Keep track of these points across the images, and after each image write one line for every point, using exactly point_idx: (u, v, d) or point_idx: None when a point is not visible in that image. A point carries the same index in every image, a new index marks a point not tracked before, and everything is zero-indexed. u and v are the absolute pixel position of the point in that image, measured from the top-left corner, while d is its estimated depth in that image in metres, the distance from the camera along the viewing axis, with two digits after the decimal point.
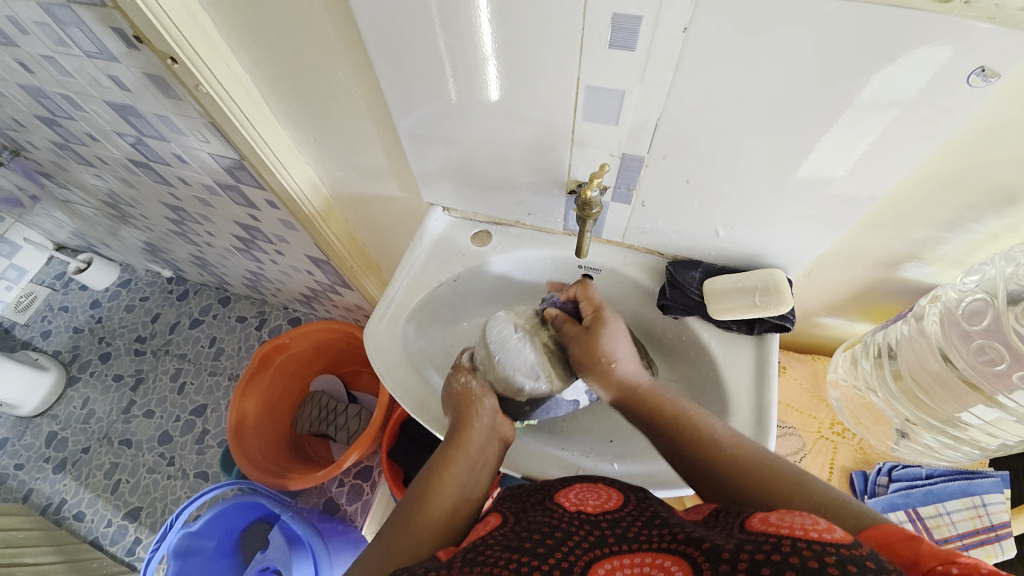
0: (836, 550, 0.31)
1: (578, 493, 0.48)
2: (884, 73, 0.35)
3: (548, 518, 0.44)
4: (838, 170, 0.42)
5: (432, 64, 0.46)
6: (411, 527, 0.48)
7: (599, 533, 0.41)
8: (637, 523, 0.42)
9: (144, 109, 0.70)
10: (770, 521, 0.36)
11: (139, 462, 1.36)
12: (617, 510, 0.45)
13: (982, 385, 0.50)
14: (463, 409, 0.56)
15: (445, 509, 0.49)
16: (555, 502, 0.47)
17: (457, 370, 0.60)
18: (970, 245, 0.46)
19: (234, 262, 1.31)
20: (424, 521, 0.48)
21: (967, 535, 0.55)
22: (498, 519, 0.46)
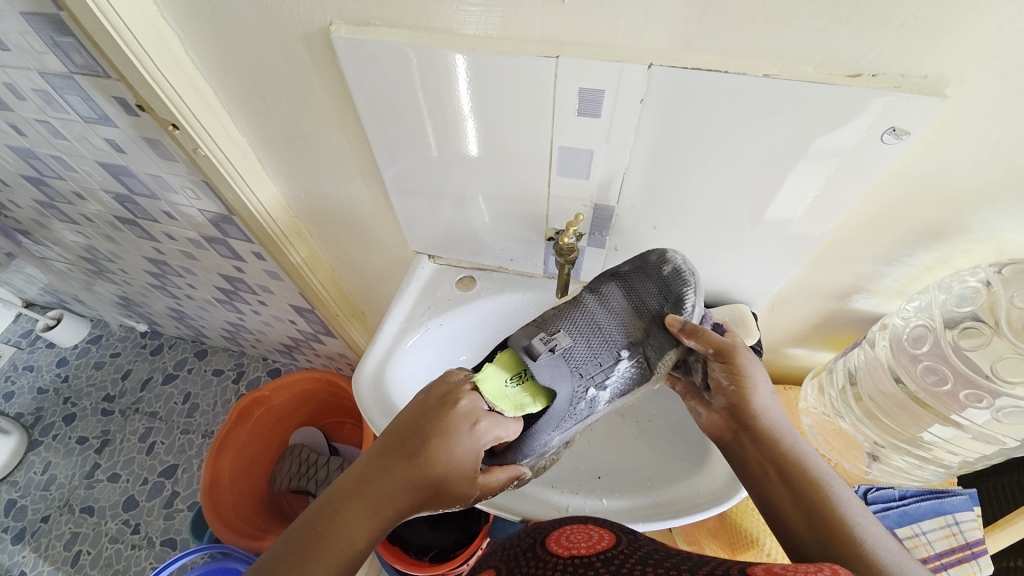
0: None
1: (571, 535, 0.48)
2: (822, 133, 0.41)
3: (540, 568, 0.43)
4: (796, 213, 0.48)
5: (420, 126, 0.51)
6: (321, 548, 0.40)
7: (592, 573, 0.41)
8: (629, 561, 0.42)
9: (136, 169, 0.73)
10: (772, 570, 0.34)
11: (101, 532, 1.27)
12: (609, 549, 0.44)
13: (937, 405, 0.54)
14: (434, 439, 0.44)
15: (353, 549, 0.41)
16: (547, 548, 0.46)
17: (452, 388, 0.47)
18: (908, 277, 0.52)
19: (214, 313, 1.30)
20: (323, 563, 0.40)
21: (945, 555, 0.56)
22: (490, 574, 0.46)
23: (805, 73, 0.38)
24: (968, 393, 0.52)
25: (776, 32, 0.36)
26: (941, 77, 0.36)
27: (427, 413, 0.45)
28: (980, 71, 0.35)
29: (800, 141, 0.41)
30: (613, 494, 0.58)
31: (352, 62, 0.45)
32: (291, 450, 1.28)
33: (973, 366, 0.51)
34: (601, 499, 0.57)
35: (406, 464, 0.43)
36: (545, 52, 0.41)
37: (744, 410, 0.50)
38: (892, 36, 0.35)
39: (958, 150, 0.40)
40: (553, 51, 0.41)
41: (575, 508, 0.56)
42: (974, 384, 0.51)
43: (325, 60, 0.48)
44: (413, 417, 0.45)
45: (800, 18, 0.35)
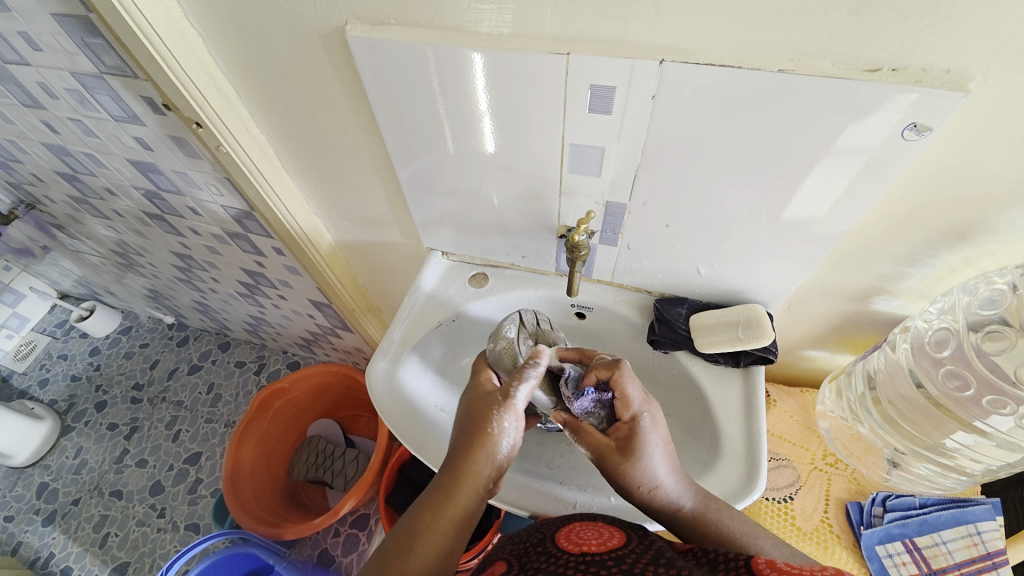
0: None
1: (580, 532, 0.48)
2: (847, 125, 0.39)
3: (552, 563, 0.43)
4: (819, 211, 0.46)
5: (435, 124, 0.51)
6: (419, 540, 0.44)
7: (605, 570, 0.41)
8: (642, 559, 0.42)
9: (163, 166, 0.76)
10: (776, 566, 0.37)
11: (129, 515, 1.33)
12: (620, 547, 0.44)
13: (960, 412, 0.51)
14: (480, 411, 0.51)
15: (444, 541, 0.45)
16: (557, 543, 0.46)
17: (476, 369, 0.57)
18: (931, 278, 0.50)
19: (237, 306, 1.34)
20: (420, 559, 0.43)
21: (965, 564, 0.54)
22: (503, 567, 0.46)
23: (822, 68, 0.37)
24: (992, 399, 0.49)
25: (791, 24, 0.35)
26: (964, 72, 0.35)
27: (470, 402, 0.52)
28: (1009, 64, 0.34)
29: (823, 136, 0.40)
30: None
31: (366, 60, 0.46)
32: (309, 441, 1.32)
33: (999, 373, 0.48)
34: (609, 497, 0.57)
35: (466, 437, 0.49)
36: (555, 49, 0.41)
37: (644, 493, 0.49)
38: (913, 29, 0.34)
39: (984, 147, 0.39)
40: (564, 49, 0.41)
41: (582, 504, 0.56)
42: (998, 391, 0.49)
43: (340, 58, 0.48)
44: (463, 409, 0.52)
45: (811, 13, 0.34)
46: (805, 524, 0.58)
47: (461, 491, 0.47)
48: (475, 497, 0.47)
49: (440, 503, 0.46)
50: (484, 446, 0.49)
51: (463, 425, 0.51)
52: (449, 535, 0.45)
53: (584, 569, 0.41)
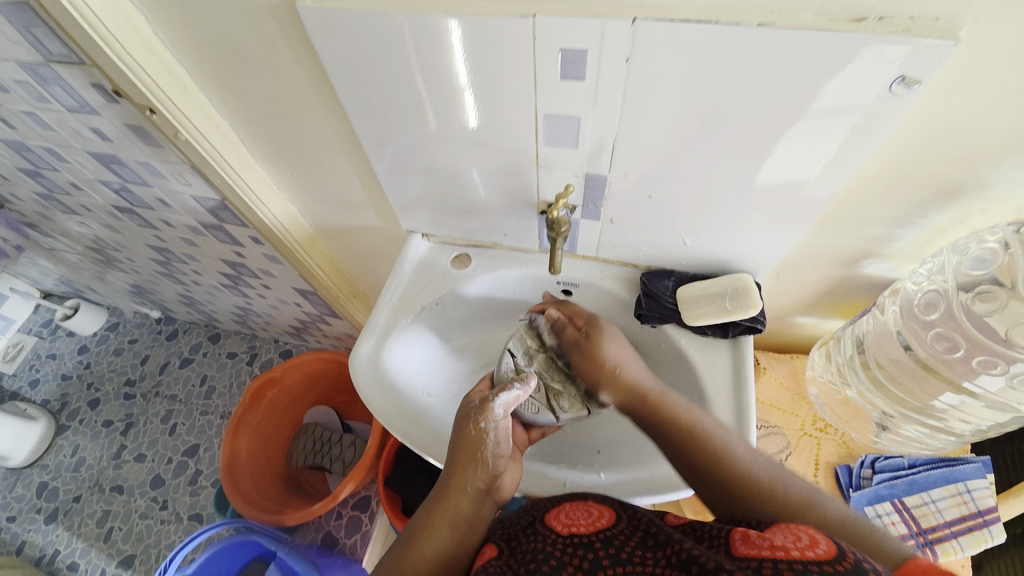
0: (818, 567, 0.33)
1: (570, 512, 0.48)
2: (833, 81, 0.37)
3: (539, 546, 0.43)
4: (809, 174, 0.44)
5: (403, 101, 0.48)
6: (417, 551, 0.46)
7: (594, 556, 0.41)
8: (631, 542, 0.42)
9: (125, 157, 0.72)
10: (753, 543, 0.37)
11: (132, 508, 1.34)
12: (610, 528, 0.44)
13: (945, 371, 0.52)
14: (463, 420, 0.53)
15: (444, 541, 0.46)
16: (547, 524, 0.46)
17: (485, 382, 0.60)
18: (922, 239, 0.48)
19: (222, 298, 1.32)
20: (419, 557, 0.45)
21: (955, 523, 0.55)
22: (493, 550, 0.45)
23: (804, 20, 0.35)
24: (981, 360, 0.49)
25: None
26: (954, 19, 0.33)
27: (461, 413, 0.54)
28: (1002, 9, 0.31)
29: (809, 95, 0.38)
30: (611, 469, 0.57)
31: (321, 32, 0.43)
32: (305, 429, 1.32)
33: (988, 332, 0.48)
34: (598, 473, 0.56)
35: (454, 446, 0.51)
36: (521, 12, 0.38)
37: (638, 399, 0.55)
38: None
39: (975, 100, 0.37)
40: (530, 10, 0.38)
41: (572, 483, 0.56)
42: (988, 351, 0.49)
43: (294, 31, 0.45)
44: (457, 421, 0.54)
45: None
46: None
47: (453, 493, 0.48)
48: (469, 496, 0.48)
49: (435, 505, 0.48)
50: (466, 447, 0.50)
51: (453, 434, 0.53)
52: (446, 542, 0.46)
53: (572, 553, 0.42)
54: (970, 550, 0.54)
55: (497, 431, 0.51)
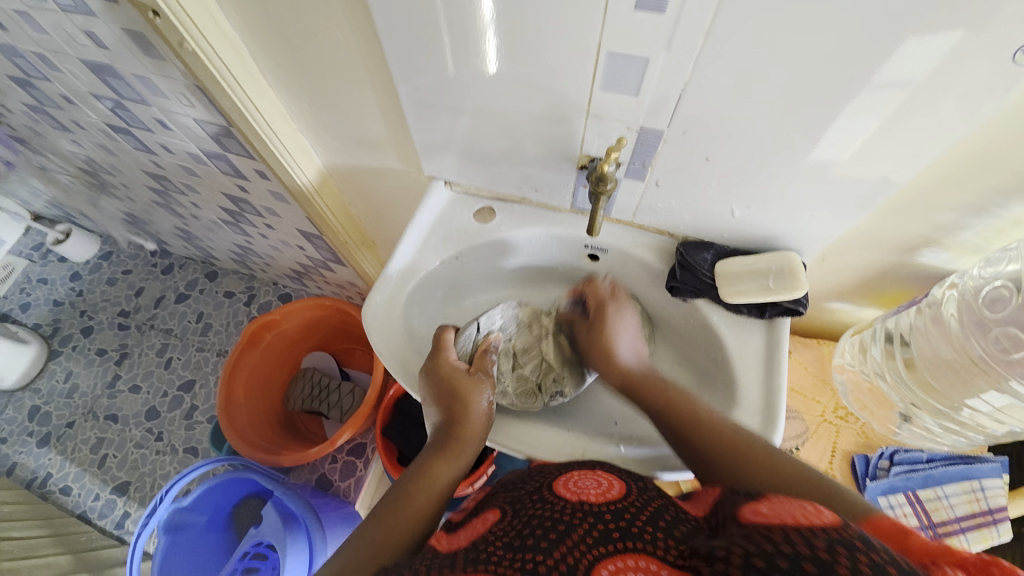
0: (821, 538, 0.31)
1: (578, 480, 0.47)
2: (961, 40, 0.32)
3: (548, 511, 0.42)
4: (840, 155, 0.42)
5: (446, 25, 0.42)
6: (404, 512, 0.47)
7: (604, 525, 0.40)
8: (640, 516, 0.41)
9: (122, 70, 0.65)
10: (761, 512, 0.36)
11: (126, 438, 1.34)
12: (619, 499, 0.43)
13: (992, 368, 0.49)
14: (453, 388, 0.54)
15: (431, 502, 0.48)
16: (554, 490, 0.45)
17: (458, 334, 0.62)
18: (993, 231, 0.45)
19: (222, 234, 1.27)
20: (410, 513, 0.47)
21: (964, 519, 0.54)
22: (496, 515, 0.45)
23: None
24: None
25: None
26: None
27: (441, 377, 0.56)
28: None
29: (931, 52, 0.33)
30: (631, 443, 0.56)
31: None
32: (303, 373, 1.31)
33: None
34: (618, 446, 0.55)
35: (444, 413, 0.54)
36: None
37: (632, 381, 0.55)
38: None
39: None
40: None
41: (591, 454, 0.54)
42: None
43: None
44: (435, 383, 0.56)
45: None
46: None
47: (441, 462, 0.51)
48: (457, 467, 0.51)
49: (422, 473, 0.50)
50: (461, 418, 0.53)
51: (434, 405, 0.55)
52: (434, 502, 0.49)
53: (583, 517, 0.41)
54: (976, 546, 0.53)
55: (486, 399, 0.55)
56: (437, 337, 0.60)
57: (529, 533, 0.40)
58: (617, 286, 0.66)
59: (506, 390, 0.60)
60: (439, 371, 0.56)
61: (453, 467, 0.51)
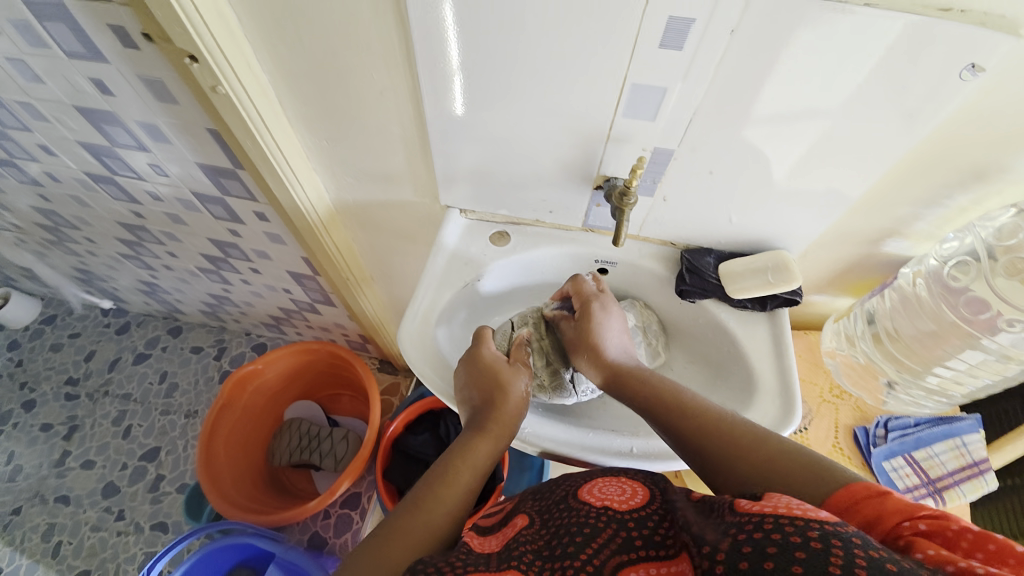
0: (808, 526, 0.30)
1: (602, 487, 0.47)
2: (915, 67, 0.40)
3: (573, 519, 0.43)
4: (825, 162, 0.50)
5: (481, 62, 0.48)
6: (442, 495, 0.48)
7: (626, 536, 0.41)
8: (663, 522, 0.42)
9: (125, 117, 0.65)
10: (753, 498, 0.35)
11: (81, 520, 1.19)
12: (642, 506, 0.44)
13: (972, 330, 0.56)
14: (491, 376, 0.56)
15: (468, 484, 0.49)
16: (579, 497, 0.46)
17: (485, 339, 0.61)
18: (942, 219, 0.54)
19: (195, 284, 1.22)
20: (449, 496, 0.47)
21: (956, 472, 0.61)
22: (525, 521, 0.47)
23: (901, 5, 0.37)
24: (1007, 318, 0.54)
25: None
26: (1019, 17, 0.37)
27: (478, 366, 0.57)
28: None
29: (896, 77, 0.41)
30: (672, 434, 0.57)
31: None
32: (289, 424, 1.24)
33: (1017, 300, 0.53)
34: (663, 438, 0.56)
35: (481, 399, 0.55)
36: None
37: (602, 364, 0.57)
38: None
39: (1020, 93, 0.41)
40: None
41: (640, 449, 0.54)
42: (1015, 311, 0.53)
43: None
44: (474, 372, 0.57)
45: None
46: (819, 450, 0.64)
47: (480, 442, 0.52)
48: (495, 448, 0.52)
49: (462, 453, 0.51)
50: (499, 405, 0.54)
51: (472, 389, 0.56)
52: (470, 483, 0.49)
53: (606, 525, 0.42)
54: (971, 495, 0.60)
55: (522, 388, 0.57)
56: (477, 331, 0.62)
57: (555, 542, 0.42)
58: (638, 298, 0.71)
59: (542, 384, 0.63)
60: (480, 360, 0.58)
61: (491, 450, 0.52)
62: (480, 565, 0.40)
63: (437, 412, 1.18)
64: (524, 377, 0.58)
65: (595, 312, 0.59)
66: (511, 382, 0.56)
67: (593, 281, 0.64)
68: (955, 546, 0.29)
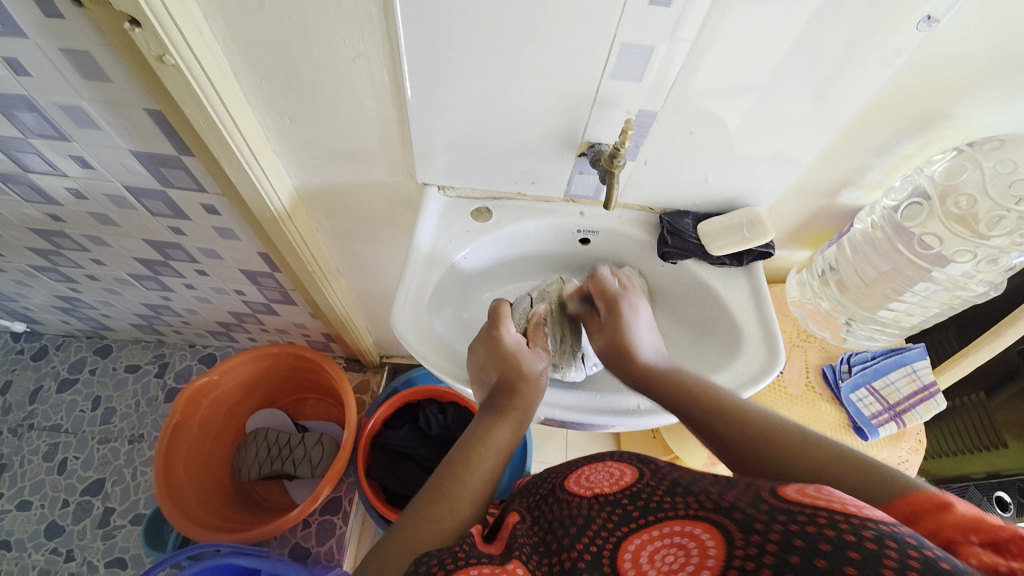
0: (873, 526, 0.29)
1: (590, 474, 0.47)
2: (879, 21, 0.43)
3: (568, 510, 0.43)
4: (792, 120, 0.53)
5: (464, 24, 0.46)
6: (463, 475, 0.47)
7: (623, 510, 0.41)
8: (656, 493, 0.41)
9: (38, 98, 0.56)
10: (806, 492, 0.34)
11: (25, 567, 1.06)
12: (633, 483, 0.43)
13: (924, 264, 0.62)
14: (510, 360, 0.56)
15: (490, 466, 0.49)
16: (567, 487, 0.46)
17: (500, 308, 0.60)
18: (891, 167, 0.59)
19: (128, 295, 1.09)
20: (471, 477, 0.47)
21: (910, 397, 0.69)
22: (517, 518, 0.45)
23: None
24: (952, 250, 0.60)
25: None
26: None
27: (497, 352, 0.57)
28: None
29: (858, 28, 0.44)
30: None
31: None
32: (255, 436, 1.16)
33: (960, 232, 0.59)
34: None
35: (502, 385, 0.55)
36: None
37: (631, 361, 0.59)
38: None
39: (961, 41, 0.46)
40: None
41: (646, 405, 0.56)
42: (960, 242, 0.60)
43: None
44: (492, 357, 0.57)
45: None
46: (794, 389, 0.69)
47: (499, 427, 0.52)
48: (513, 433, 0.53)
49: (482, 437, 0.51)
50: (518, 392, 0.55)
51: (491, 373, 0.56)
52: (493, 465, 0.49)
53: (600, 513, 0.41)
54: (925, 415, 0.68)
55: (541, 371, 0.58)
56: (494, 306, 0.61)
57: (552, 538, 0.41)
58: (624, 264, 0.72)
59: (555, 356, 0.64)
60: (499, 344, 0.57)
61: (509, 434, 0.52)
62: (483, 558, 0.39)
63: (416, 403, 1.15)
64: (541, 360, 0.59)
65: (626, 313, 0.60)
66: (529, 368, 0.57)
67: (615, 277, 0.64)
68: (1004, 549, 0.28)
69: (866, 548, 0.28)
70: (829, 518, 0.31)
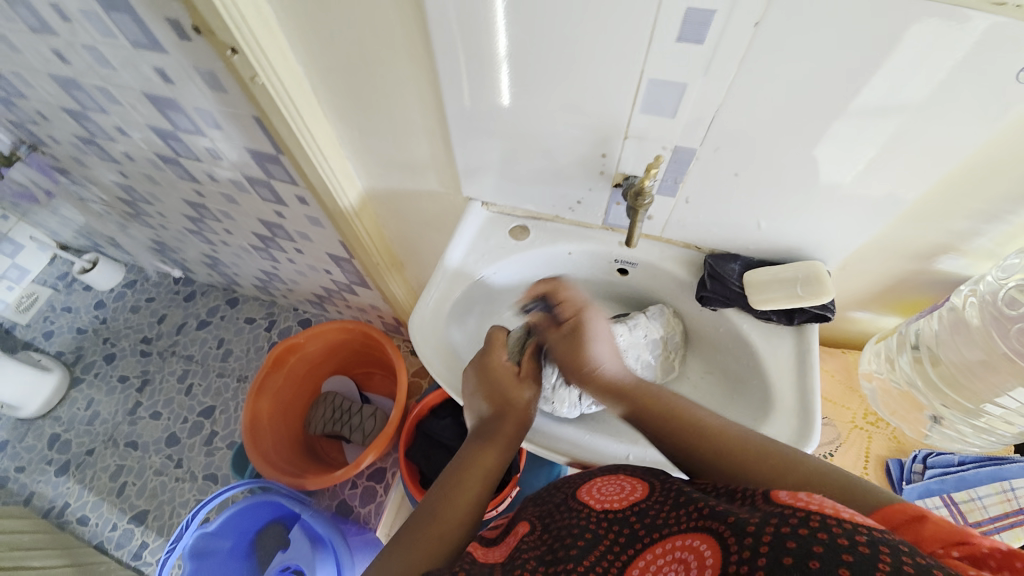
0: (866, 530, 0.28)
1: (602, 486, 0.47)
2: (965, 67, 0.36)
3: (575, 520, 0.44)
4: (859, 170, 0.46)
5: (496, 57, 0.48)
6: (450, 495, 0.49)
7: (631, 528, 0.41)
8: (665, 507, 0.41)
9: (183, 103, 0.71)
10: (797, 494, 0.33)
11: (145, 465, 1.34)
12: (644, 499, 0.43)
13: (1022, 367, 0.50)
14: (503, 386, 0.57)
15: (478, 489, 0.50)
16: (580, 498, 0.47)
17: (494, 342, 0.61)
18: (1006, 236, 0.48)
19: (248, 260, 1.32)
20: (460, 500, 0.49)
21: (998, 519, 0.55)
22: (526, 528, 0.48)
23: None
24: None
25: None
26: None
27: (491, 378, 0.57)
28: None
29: (936, 72, 0.37)
30: None
31: None
32: (324, 397, 1.31)
33: None
34: (662, 449, 0.54)
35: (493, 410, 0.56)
36: None
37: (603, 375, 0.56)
38: None
39: None
40: None
41: (636, 457, 0.54)
42: None
43: None
44: (486, 383, 0.57)
45: None
46: None
47: (488, 451, 0.53)
48: (502, 457, 0.53)
49: (471, 460, 0.52)
50: (509, 418, 0.55)
51: (482, 398, 0.57)
52: (482, 488, 0.50)
53: (608, 527, 0.42)
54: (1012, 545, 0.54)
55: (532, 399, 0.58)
56: (489, 336, 0.62)
57: (558, 547, 0.42)
58: (660, 302, 0.68)
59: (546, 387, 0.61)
60: (493, 371, 0.58)
61: (498, 457, 0.53)
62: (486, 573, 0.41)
63: None
64: (531, 388, 0.58)
65: (589, 323, 0.59)
66: (520, 394, 0.57)
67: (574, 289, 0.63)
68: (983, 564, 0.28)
69: (860, 551, 0.27)
70: (821, 520, 0.29)
